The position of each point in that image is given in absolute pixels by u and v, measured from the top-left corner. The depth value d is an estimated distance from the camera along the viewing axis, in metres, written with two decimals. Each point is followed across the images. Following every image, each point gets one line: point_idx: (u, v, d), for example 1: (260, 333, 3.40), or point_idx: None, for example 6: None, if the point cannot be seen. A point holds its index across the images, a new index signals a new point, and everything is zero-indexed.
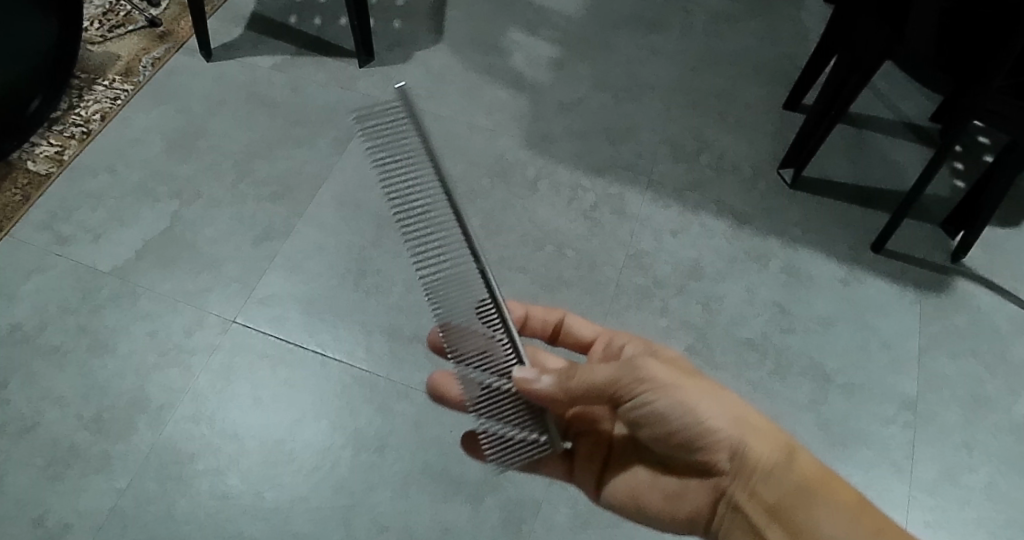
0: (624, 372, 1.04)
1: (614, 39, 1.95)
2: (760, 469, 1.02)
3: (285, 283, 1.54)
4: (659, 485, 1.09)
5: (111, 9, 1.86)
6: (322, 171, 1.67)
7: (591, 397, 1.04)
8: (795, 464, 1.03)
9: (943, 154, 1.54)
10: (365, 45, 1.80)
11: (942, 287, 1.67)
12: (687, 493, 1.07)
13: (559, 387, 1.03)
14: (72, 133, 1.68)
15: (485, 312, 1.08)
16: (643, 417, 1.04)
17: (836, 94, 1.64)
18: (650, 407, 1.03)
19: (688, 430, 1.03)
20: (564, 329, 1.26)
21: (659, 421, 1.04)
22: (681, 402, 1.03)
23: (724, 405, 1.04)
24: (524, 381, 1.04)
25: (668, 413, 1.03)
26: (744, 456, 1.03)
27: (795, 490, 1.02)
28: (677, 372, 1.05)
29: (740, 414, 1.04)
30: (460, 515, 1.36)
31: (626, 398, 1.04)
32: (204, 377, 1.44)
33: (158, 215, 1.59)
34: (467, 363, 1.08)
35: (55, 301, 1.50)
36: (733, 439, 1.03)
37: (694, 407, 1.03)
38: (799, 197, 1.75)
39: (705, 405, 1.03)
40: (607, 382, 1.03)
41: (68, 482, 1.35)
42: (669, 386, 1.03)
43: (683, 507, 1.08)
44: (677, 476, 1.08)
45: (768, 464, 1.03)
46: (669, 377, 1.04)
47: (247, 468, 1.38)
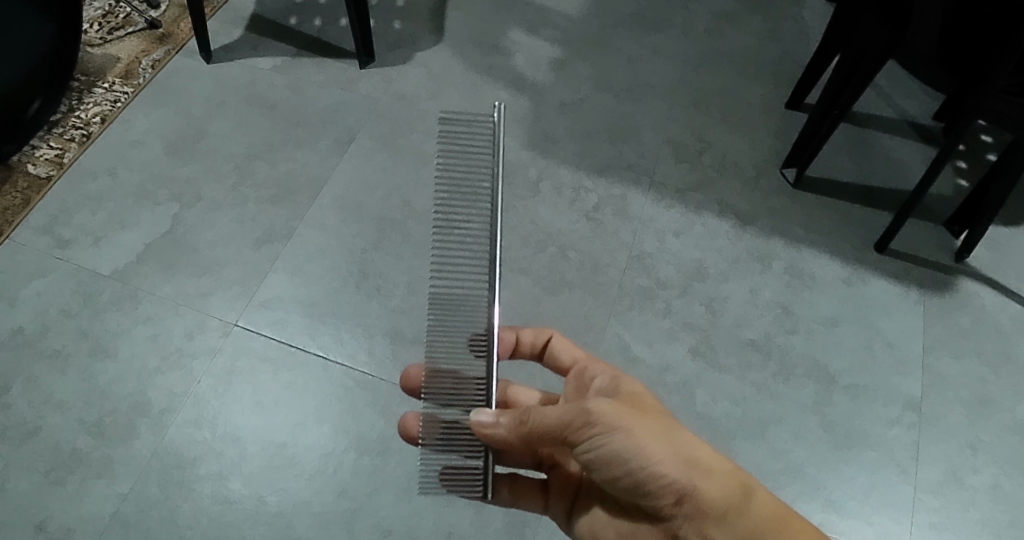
0: (572, 414, 0.99)
1: (615, 39, 1.94)
2: (714, 515, 0.97)
3: (287, 286, 1.53)
4: (617, 526, 1.06)
5: (110, 11, 1.86)
6: (324, 173, 1.66)
7: (544, 440, 1.00)
8: (750, 508, 0.98)
9: (947, 154, 1.53)
10: (365, 45, 1.80)
11: (945, 287, 1.66)
12: (642, 538, 1.03)
13: (514, 430, 1.01)
14: (72, 136, 1.67)
15: (477, 341, 1.10)
16: (592, 461, 0.99)
17: (839, 93, 1.63)
18: (597, 452, 0.98)
19: (636, 476, 0.98)
20: (549, 352, 1.23)
21: (607, 466, 0.99)
22: (628, 446, 0.98)
23: (677, 447, 0.99)
24: (479, 424, 1.03)
25: (616, 458, 0.98)
26: (695, 502, 0.97)
27: (750, 535, 0.97)
28: (628, 412, 1.00)
29: (694, 456, 0.99)
30: (463, 519, 1.36)
31: (575, 441, 0.99)
32: (206, 381, 1.44)
33: (159, 218, 1.59)
34: (442, 388, 1.11)
35: (56, 304, 1.49)
36: (683, 484, 0.97)
37: (642, 453, 0.97)
38: (802, 197, 1.75)
39: (655, 450, 0.98)
40: (556, 425, 0.99)
41: (70, 487, 1.35)
42: (617, 428, 0.98)
43: None
44: (632, 518, 1.04)
45: (722, 509, 0.97)
46: (617, 418, 0.99)
47: (249, 473, 1.37)
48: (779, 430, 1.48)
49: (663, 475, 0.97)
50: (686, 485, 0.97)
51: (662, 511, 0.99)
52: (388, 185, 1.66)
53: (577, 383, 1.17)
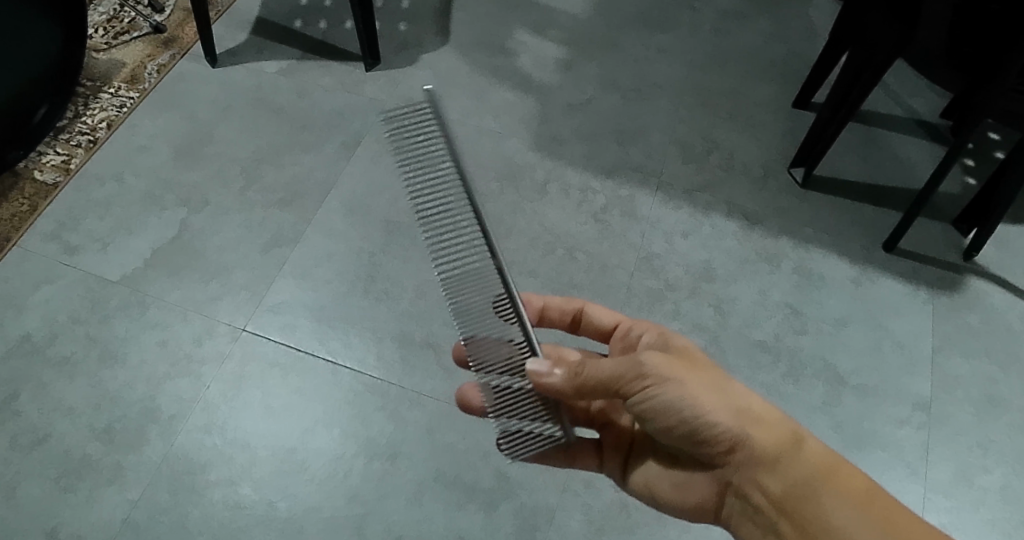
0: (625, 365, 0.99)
1: (621, 39, 1.93)
2: (766, 462, 0.97)
3: (295, 291, 1.53)
4: (670, 477, 1.07)
5: (115, 16, 1.85)
6: (331, 177, 1.66)
7: (599, 393, 1.00)
8: (801, 455, 0.97)
9: (956, 153, 1.52)
10: (371, 49, 1.79)
11: (955, 286, 1.65)
12: (695, 487, 1.03)
13: (571, 378, 1.00)
14: (79, 142, 1.67)
15: (502, 307, 1.10)
16: (646, 412, 0.99)
17: (847, 92, 1.62)
18: (651, 403, 0.98)
19: (690, 426, 0.98)
20: (585, 317, 1.22)
21: (661, 416, 0.99)
22: (682, 396, 0.98)
23: (729, 397, 0.99)
24: (536, 374, 1.02)
25: (670, 408, 0.98)
26: (747, 449, 0.97)
27: (805, 481, 0.96)
28: (679, 363, 1.00)
29: (745, 406, 0.99)
30: (474, 522, 1.36)
31: (628, 394, 0.99)
32: (216, 386, 1.44)
33: (166, 223, 1.59)
34: (489, 369, 1.10)
35: (64, 311, 1.49)
36: (736, 433, 0.97)
37: (696, 402, 0.97)
38: (810, 197, 1.74)
39: (709, 398, 0.98)
40: (610, 378, 0.99)
41: (81, 493, 1.35)
42: (670, 379, 0.98)
43: (691, 497, 1.04)
44: (685, 469, 1.05)
45: (774, 455, 0.97)
46: (670, 369, 0.99)
47: (260, 478, 1.37)
48: None
49: (715, 425, 0.98)
50: (739, 433, 0.98)
51: (716, 460, 1.00)
52: (395, 188, 1.65)
53: (622, 343, 1.17)
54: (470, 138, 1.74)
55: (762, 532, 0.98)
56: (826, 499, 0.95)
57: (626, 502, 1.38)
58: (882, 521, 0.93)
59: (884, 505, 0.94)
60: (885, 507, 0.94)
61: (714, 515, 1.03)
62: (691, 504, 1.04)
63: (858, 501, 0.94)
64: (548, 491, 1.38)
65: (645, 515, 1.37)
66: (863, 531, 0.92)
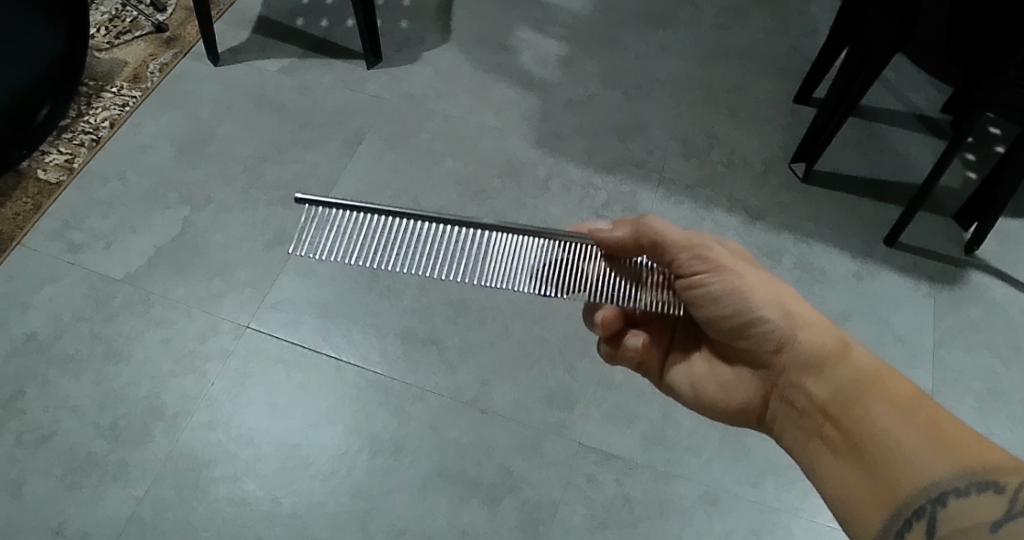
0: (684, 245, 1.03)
1: (622, 35, 1.94)
2: (813, 364, 1.00)
3: (298, 287, 1.54)
4: (716, 375, 1.12)
5: (117, 16, 1.86)
6: (333, 174, 1.66)
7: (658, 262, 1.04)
8: (850, 358, 0.99)
9: (956, 147, 1.52)
10: (372, 46, 1.80)
11: (956, 280, 1.66)
12: (742, 385, 1.08)
13: (634, 236, 1.01)
14: (82, 141, 1.68)
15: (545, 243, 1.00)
16: (699, 298, 1.04)
17: (847, 87, 1.62)
18: (704, 292, 1.03)
19: (741, 319, 1.04)
20: None
21: (714, 303, 1.03)
22: (738, 284, 1.02)
23: (782, 293, 1.03)
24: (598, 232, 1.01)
25: (724, 296, 1.02)
26: (796, 349, 1.01)
27: (849, 386, 0.97)
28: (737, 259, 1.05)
29: (797, 306, 1.03)
30: (478, 517, 1.36)
31: (685, 275, 1.03)
32: (220, 383, 1.44)
33: (169, 221, 1.59)
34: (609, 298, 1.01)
35: (69, 309, 1.50)
36: (785, 331, 1.02)
37: (750, 292, 1.02)
38: (811, 192, 1.74)
39: (763, 292, 1.03)
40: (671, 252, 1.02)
41: (86, 490, 1.36)
42: (729, 270, 1.02)
43: (737, 395, 1.09)
44: (733, 369, 1.10)
45: (822, 356, 1.00)
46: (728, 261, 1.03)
47: (265, 473, 1.38)
48: None
49: (766, 321, 1.02)
50: (789, 330, 1.02)
51: (767, 357, 1.04)
52: (397, 185, 1.66)
53: None
54: (472, 135, 1.74)
55: (807, 436, 1.01)
56: (872, 402, 0.95)
57: (629, 497, 1.39)
58: (929, 427, 0.92)
59: (933, 412, 0.93)
60: (933, 412, 0.93)
61: (758, 413, 1.08)
62: (738, 402, 1.09)
63: (906, 406, 0.94)
64: (551, 486, 1.39)
65: (648, 509, 1.38)
66: (909, 435, 0.92)
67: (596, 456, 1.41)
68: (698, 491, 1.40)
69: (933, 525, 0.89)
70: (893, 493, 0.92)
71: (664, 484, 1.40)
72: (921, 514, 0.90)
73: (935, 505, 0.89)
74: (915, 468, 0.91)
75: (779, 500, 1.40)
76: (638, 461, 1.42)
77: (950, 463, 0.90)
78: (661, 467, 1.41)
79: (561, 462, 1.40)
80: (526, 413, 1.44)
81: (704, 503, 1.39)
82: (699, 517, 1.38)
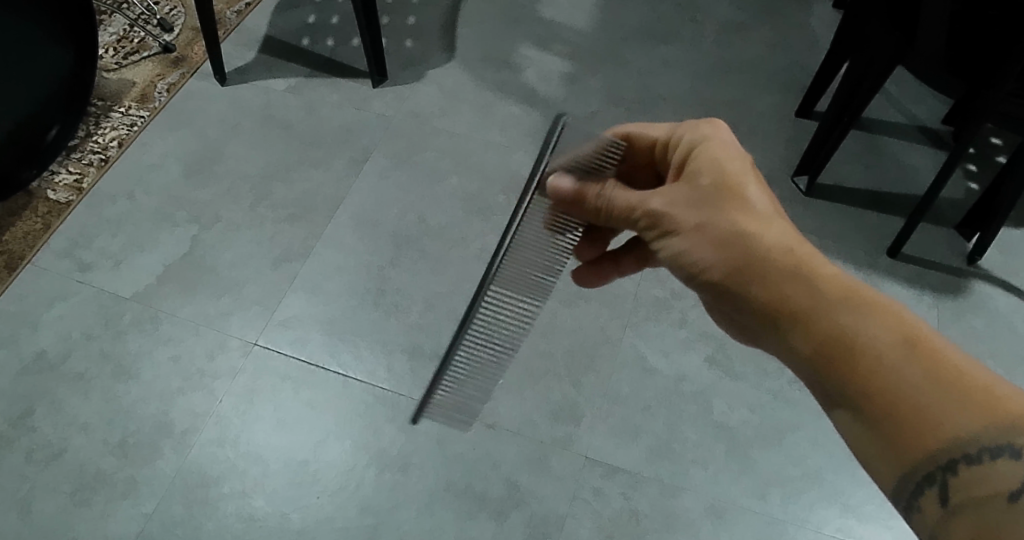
0: (641, 208, 0.92)
1: (625, 51, 1.96)
2: (789, 315, 0.85)
3: (306, 305, 1.55)
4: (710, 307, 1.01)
5: (125, 36, 1.89)
6: (339, 192, 1.68)
7: (615, 222, 0.94)
8: (825, 298, 0.84)
9: (957, 158, 1.53)
10: (378, 65, 1.82)
11: (960, 290, 1.67)
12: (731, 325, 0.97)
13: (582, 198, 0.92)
14: (91, 161, 1.70)
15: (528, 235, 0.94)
16: (665, 249, 0.92)
17: (848, 101, 1.64)
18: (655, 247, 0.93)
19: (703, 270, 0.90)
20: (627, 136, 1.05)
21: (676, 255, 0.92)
22: (688, 237, 0.90)
23: (737, 227, 0.88)
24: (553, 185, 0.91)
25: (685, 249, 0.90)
26: (767, 299, 0.87)
27: (831, 342, 0.83)
28: (687, 200, 0.90)
29: (750, 246, 0.87)
30: (484, 531, 1.36)
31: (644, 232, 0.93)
32: (228, 401, 1.45)
33: (178, 240, 1.61)
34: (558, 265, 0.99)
35: (78, 328, 1.51)
36: (755, 281, 0.87)
37: (705, 242, 0.89)
38: (813, 205, 1.76)
39: (723, 242, 0.88)
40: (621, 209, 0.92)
41: (95, 507, 1.36)
42: (677, 219, 0.90)
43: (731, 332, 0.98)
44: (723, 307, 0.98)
45: (792, 298, 0.85)
46: (671, 211, 0.90)
47: (274, 489, 1.39)
48: (797, 437, 1.47)
49: (719, 272, 0.89)
50: (749, 277, 0.87)
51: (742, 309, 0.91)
52: (403, 202, 1.68)
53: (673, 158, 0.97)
54: (477, 152, 1.76)
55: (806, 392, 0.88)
56: (861, 355, 0.81)
57: (636, 510, 1.39)
58: (929, 374, 0.78)
59: (929, 354, 0.79)
60: (929, 356, 0.79)
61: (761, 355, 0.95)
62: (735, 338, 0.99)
63: (901, 355, 0.80)
64: (557, 499, 1.39)
65: (655, 522, 1.38)
66: (906, 391, 0.79)
67: (603, 469, 1.42)
68: (705, 504, 1.40)
69: (946, 492, 0.77)
70: (899, 462, 0.80)
71: (671, 497, 1.40)
72: (932, 480, 0.78)
73: (946, 472, 0.77)
74: (918, 433, 0.78)
75: (786, 512, 1.41)
76: (644, 474, 1.42)
77: (955, 422, 0.77)
78: (667, 480, 1.42)
79: (568, 476, 1.41)
80: (532, 428, 1.45)
81: (711, 515, 1.39)
82: (705, 529, 1.38)
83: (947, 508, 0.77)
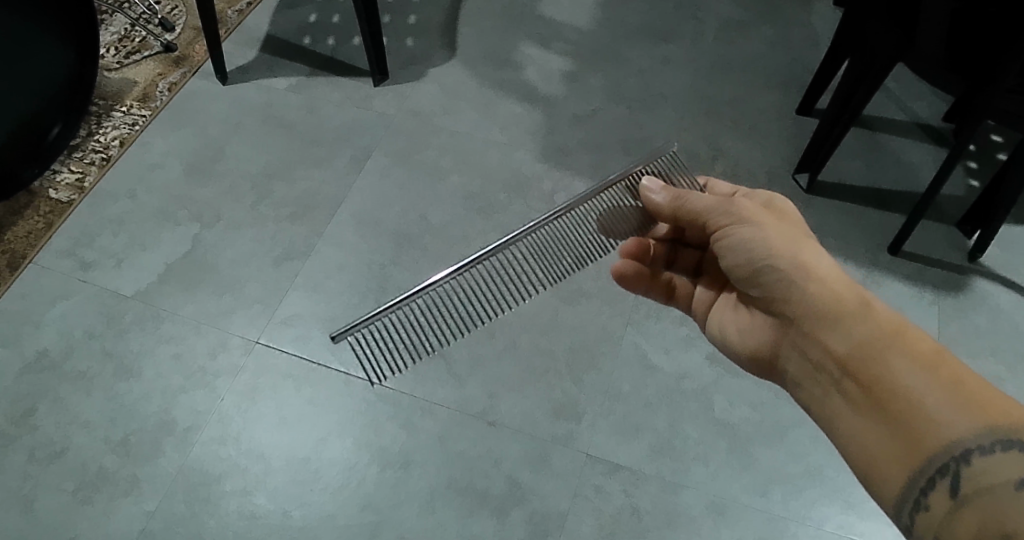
0: (726, 211, 1.13)
1: (626, 50, 1.96)
2: (835, 317, 1.03)
3: (307, 303, 1.55)
4: (736, 320, 1.19)
5: (126, 36, 1.89)
6: (340, 191, 1.68)
7: (692, 220, 1.16)
8: (873, 312, 1.02)
9: (957, 155, 1.54)
10: (378, 64, 1.82)
11: (960, 288, 1.67)
12: (756, 332, 1.15)
13: (673, 201, 1.17)
14: (93, 160, 1.70)
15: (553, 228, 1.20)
16: (725, 246, 1.13)
17: (849, 98, 1.65)
18: (725, 243, 1.12)
19: (755, 267, 1.10)
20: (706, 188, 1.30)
21: (736, 252, 1.11)
22: (756, 235, 1.10)
23: (800, 243, 1.09)
24: (647, 188, 1.19)
25: (747, 244, 1.10)
26: (813, 300, 1.05)
27: (868, 340, 1.00)
28: (770, 215, 1.12)
29: (812, 263, 1.07)
30: (486, 528, 1.37)
31: (716, 229, 1.14)
32: (230, 399, 1.46)
33: (179, 239, 1.61)
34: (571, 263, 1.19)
35: (80, 326, 1.51)
36: (809, 284, 1.06)
37: (770, 245, 1.09)
38: (814, 203, 1.76)
39: (788, 250, 1.08)
40: (701, 209, 1.15)
41: (98, 505, 1.37)
42: (749, 221, 1.11)
43: (752, 342, 1.16)
44: (753, 319, 1.16)
45: (843, 303, 1.03)
46: (754, 216, 1.12)
47: (276, 487, 1.39)
48: (798, 434, 1.48)
49: (782, 269, 1.08)
50: (809, 282, 1.06)
51: (787, 312, 1.08)
52: (405, 200, 1.68)
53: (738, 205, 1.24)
54: (478, 150, 1.76)
55: (826, 388, 1.04)
56: (894, 358, 0.98)
57: (638, 507, 1.40)
58: (951, 388, 0.95)
59: (953, 373, 0.96)
60: (955, 368, 0.96)
61: (778, 360, 1.12)
62: (750, 347, 1.16)
63: (932, 366, 0.96)
64: (559, 496, 1.39)
65: (657, 518, 1.39)
66: (928, 394, 0.95)
67: (604, 467, 1.42)
68: (706, 500, 1.41)
69: (957, 485, 0.92)
70: (914, 455, 0.95)
71: (672, 494, 1.41)
72: (946, 472, 0.93)
73: (959, 463, 0.92)
74: (934, 426, 0.94)
75: (787, 509, 1.41)
76: (645, 471, 1.42)
77: (966, 420, 0.93)
78: (668, 477, 1.42)
79: (569, 473, 1.41)
80: (534, 425, 1.45)
81: (712, 512, 1.40)
82: (707, 526, 1.39)
83: (956, 499, 0.92)
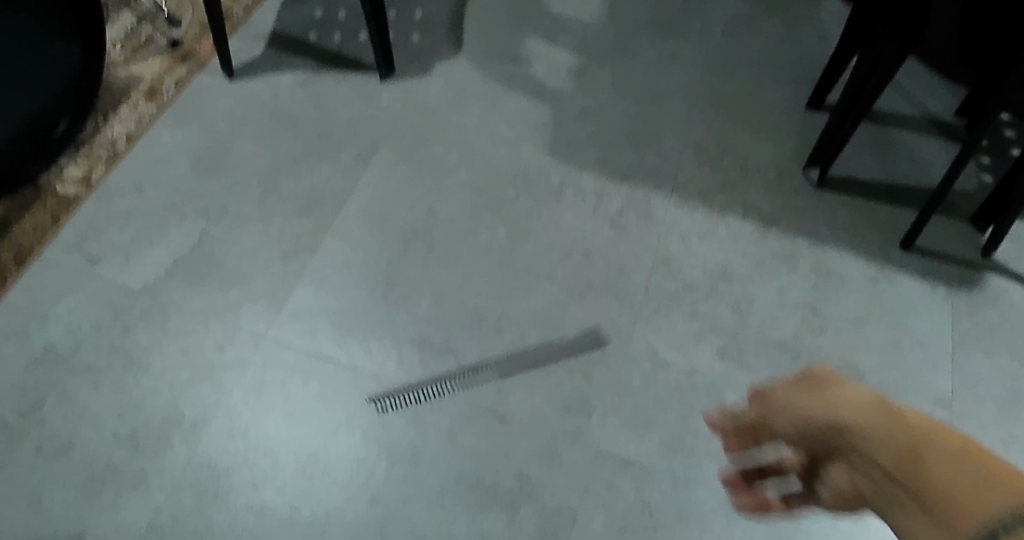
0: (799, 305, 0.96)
1: (633, 44, 1.95)
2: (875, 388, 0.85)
3: (316, 297, 1.54)
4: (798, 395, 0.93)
5: (132, 32, 1.89)
6: (347, 186, 1.67)
7: None
8: (919, 425, 0.80)
9: (970, 149, 1.52)
10: (385, 59, 1.81)
11: (975, 283, 1.69)
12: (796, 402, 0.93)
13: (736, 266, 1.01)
14: (100, 156, 1.70)
15: None
16: None
17: (859, 93, 1.63)
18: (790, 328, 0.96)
19: None
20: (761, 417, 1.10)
21: None
22: None
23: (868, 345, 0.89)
24: None
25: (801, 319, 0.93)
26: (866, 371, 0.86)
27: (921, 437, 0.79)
28: (809, 390, 0.94)
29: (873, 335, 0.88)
30: (496, 524, 1.35)
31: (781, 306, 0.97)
32: (238, 393, 1.45)
33: (186, 233, 1.61)
34: None
35: (88, 321, 1.51)
36: None
37: None
38: (824, 198, 1.75)
39: None
40: None
41: (104, 501, 1.37)
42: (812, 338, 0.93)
43: (790, 412, 0.93)
44: (795, 390, 0.95)
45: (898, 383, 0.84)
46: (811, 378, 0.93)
47: (284, 482, 1.38)
48: None
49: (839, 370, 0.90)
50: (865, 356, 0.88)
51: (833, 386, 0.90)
52: (412, 195, 1.67)
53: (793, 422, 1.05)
54: (485, 145, 1.75)
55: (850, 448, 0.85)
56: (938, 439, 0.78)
57: (649, 503, 1.39)
58: (991, 476, 0.72)
59: (994, 462, 0.73)
60: (996, 463, 0.73)
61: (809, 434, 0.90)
62: (790, 417, 0.93)
63: (971, 457, 0.74)
64: (570, 492, 1.38)
65: (668, 515, 1.38)
66: (956, 477, 0.73)
67: (614, 462, 1.41)
68: (719, 497, 1.41)
69: None
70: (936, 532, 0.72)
71: (684, 490, 1.40)
72: None
73: None
74: (963, 506, 0.71)
75: None
76: (657, 467, 1.42)
77: (1003, 497, 0.69)
78: (680, 473, 1.42)
79: (579, 469, 1.40)
80: (543, 420, 1.44)
81: (724, 510, 1.40)
82: (719, 523, 1.39)
83: None
